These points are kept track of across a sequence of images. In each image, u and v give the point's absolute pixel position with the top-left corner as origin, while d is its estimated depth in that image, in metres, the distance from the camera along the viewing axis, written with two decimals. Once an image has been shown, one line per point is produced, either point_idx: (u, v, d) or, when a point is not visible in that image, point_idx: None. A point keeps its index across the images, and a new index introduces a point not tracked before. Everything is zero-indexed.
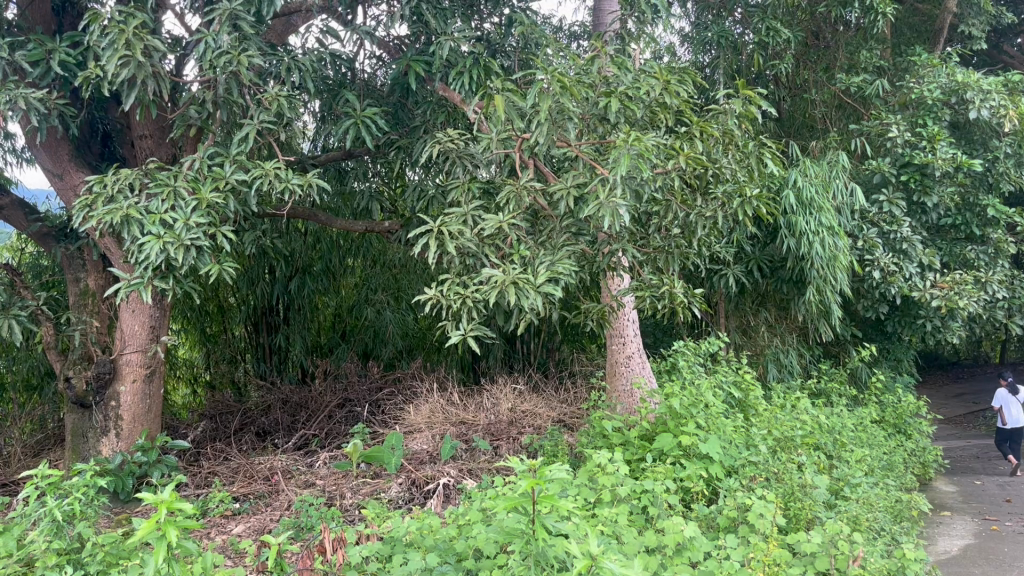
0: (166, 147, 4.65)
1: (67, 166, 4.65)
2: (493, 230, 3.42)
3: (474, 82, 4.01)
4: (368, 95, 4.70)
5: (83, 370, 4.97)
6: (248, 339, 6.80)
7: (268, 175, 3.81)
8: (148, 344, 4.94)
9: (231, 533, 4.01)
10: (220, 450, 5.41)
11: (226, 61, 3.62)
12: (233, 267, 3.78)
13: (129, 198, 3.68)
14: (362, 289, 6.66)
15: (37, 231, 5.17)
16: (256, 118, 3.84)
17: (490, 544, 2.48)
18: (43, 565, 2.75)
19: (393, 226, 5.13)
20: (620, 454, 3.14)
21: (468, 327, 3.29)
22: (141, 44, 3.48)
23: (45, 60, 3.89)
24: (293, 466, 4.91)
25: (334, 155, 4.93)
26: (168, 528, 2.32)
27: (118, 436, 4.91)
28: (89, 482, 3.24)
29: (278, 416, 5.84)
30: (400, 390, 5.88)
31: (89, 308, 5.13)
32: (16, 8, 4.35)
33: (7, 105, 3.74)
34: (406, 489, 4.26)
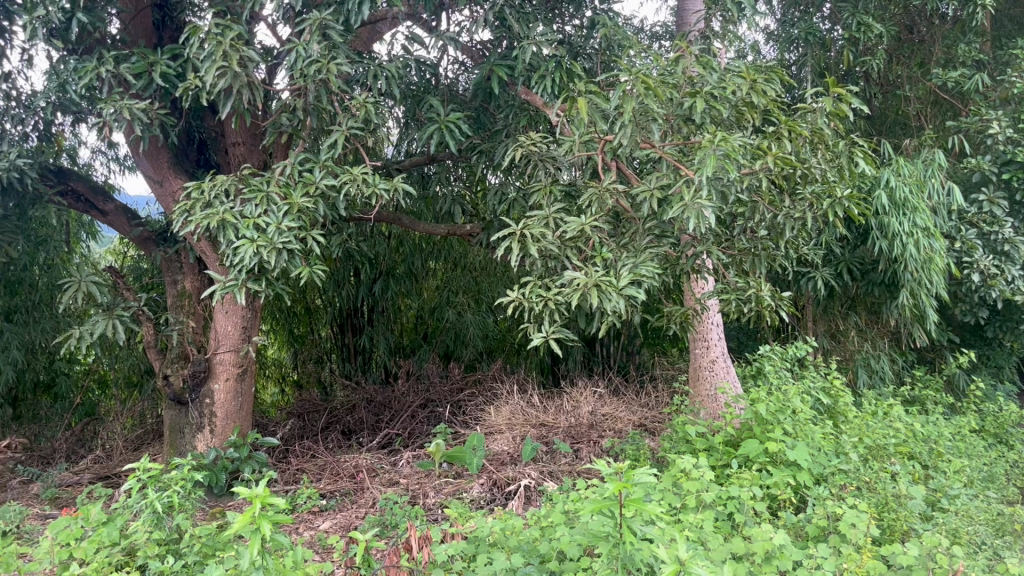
0: (257, 154, 4.82)
1: (166, 173, 4.86)
2: (575, 232, 3.42)
3: (557, 85, 4.01)
4: (451, 100, 4.76)
5: (181, 368, 5.12)
6: (334, 339, 6.95)
7: (356, 180, 3.91)
8: (240, 344, 5.11)
9: (319, 529, 4.12)
10: (308, 449, 5.56)
11: (316, 69, 3.72)
12: (322, 270, 3.89)
13: (225, 203, 3.83)
14: (443, 291, 6.74)
15: (138, 235, 5.43)
16: (344, 124, 3.94)
17: (573, 547, 2.49)
18: (145, 555, 2.89)
19: (474, 229, 5.17)
20: (705, 460, 3.10)
21: (550, 330, 3.30)
22: (237, 55, 3.61)
23: (147, 72, 4.09)
24: (378, 464, 5.01)
25: (418, 159, 5.02)
26: (261, 523, 2.39)
27: (212, 433, 5.12)
28: (186, 476, 3.37)
29: (363, 415, 5.97)
30: (481, 392, 5.94)
31: (186, 309, 5.35)
32: (120, 24, 4.58)
33: (114, 116, 3.94)
34: (488, 490, 4.28)
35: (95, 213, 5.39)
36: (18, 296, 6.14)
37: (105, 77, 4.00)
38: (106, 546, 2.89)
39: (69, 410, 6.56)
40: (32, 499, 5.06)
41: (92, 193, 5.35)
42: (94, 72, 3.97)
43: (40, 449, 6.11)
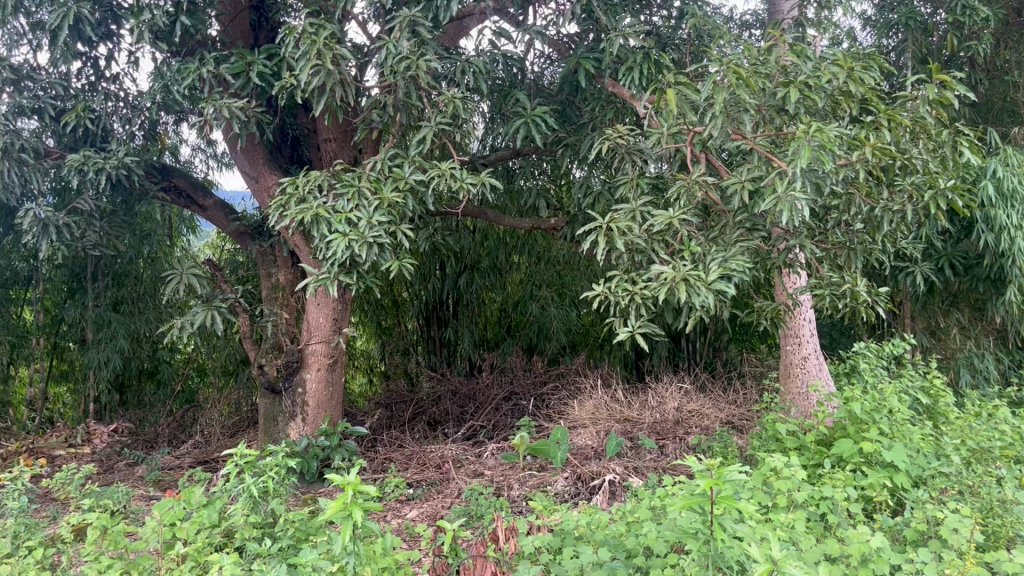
0: (348, 150, 4.94)
1: (262, 169, 5.04)
2: (663, 226, 3.38)
3: (645, 77, 3.96)
4: (538, 94, 4.77)
5: (275, 358, 5.37)
6: (420, 332, 7.05)
7: (444, 175, 3.95)
8: (331, 335, 5.26)
9: (406, 517, 4.21)
10: (395, 438, 5.68)
11: (406, 65, 3.78)
12: (411, 264, 3.97)
13: (319, 199, 3.95)
14: (527, 285, 6.74)
15: (236, 229, 5.65)
16: (433, 120, 3.99)
17: (660, 543, 2.47)
18: (243, 537, 3.01)
19: (558, 223, 5.15)
20: (797, 459, 3.03)
21: (637, 325, 3.28)
22: (330, 54, 3.71)
23: (245, 72, 4.24)
24: (463, 455, 5.08)
25: (504, 154, 5.05)
26: (353, 510, 2.45)
27: (304, 421, 5.28)
28: (281, 463, 3.48)
29: (448, 406, 6.05)
30: (565, 385, 5.95)
31: (281, 301, 5.53)
32: (219, 26, 4.75)
33: (214, 115, 4.10)
34: (572, 484, 4.27)
35: (196, 209, 5.63)
36: (125, 287, 6.46)
37: (206, 78, 4.17)
38: (206, 528, 3.02)
39: (171, 397, 6.86)
40: (138, 481, 5.33)
41: (193, 189, 5.59)
42: (195, 72, 4.14)
43: (144, 433, 6.43)
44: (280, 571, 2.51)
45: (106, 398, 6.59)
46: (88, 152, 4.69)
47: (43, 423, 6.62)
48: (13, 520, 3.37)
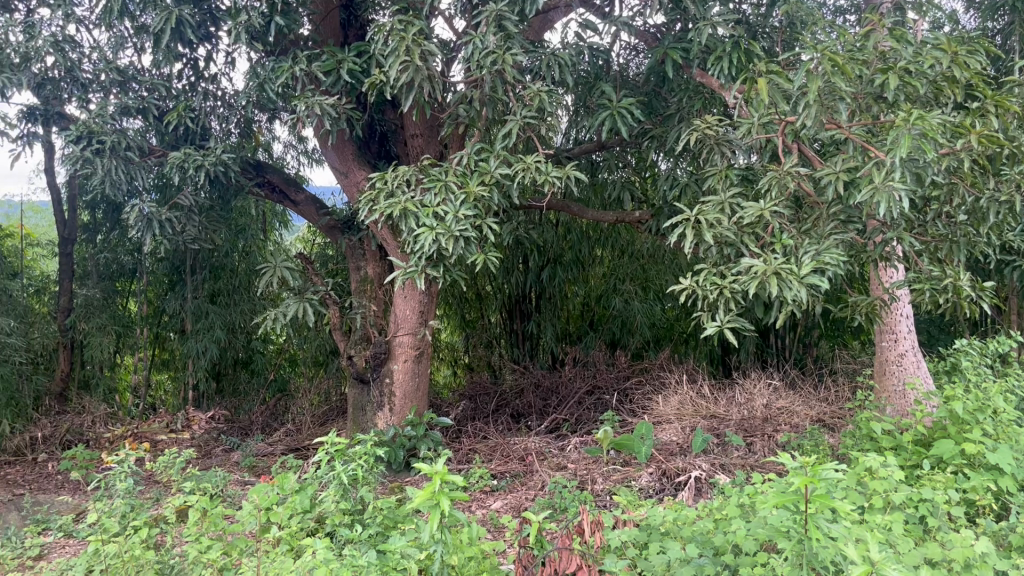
0: (434, 144, 5.00)
1: (351, 164, 5.16)
2: (753, 218, 3.32)
3: (734, 66, 3.87)
4: (623, 86, 4.72)
5: (363, 349, 5.49)
6: (503, 325, 7.08)
7: (530, 168, 3.95)
8: (417, 327, 5.35)
9: (490, 508, 4.25)
10: (479, 430, 5.74)
11: (492, 60, 3.80)
12: (496, 257, 4.00)
13: (407, 193, 4.01)
14: (611, 279, 6.70)
15: (326, 224, 5.80)
16: (519, 114, 4.01)
17: (750, 541, 2.42)
18: (334, 523, 3.09)
19: (644, 216, 5.10)
20: (895, 459, 2.93)
21: (725, 319, 3.22)
22: (419, 50, 3.76)
23: (336, 69, 4.35)
24: (546, 448, 5.09)
25: (588, 147, 5.02)
26: (441, 498, 2.49)
27: (391, 411, 5.38)
28: (369, 451, 3.55)
29: (532, 399, 6.07)
30: (650, 380, 5.89)
31: (369, 294, 5.65)
32: (312, 25, 4.89)
33: (306, 112, 4.22)
34: (657, 479, 4.23)
35: (288, 203, 5.80)
36: (221, 280, 6.72)
37: (299, 76, 4.28)
38: (298, 513, 3.11)
39: (264, 386, 7.10)
40: (234, 466, 5.55)
41: (285, 185, 5.76)
42: (289, 71, 4.26)
43: (240, 421, 6.69)
44: (371, 557, 2.57)
45: (204, 386, 6.84)
46: (189, 150, 4.89)
47: (147, 409, 6.91)
48: (121, 500, 3.55)
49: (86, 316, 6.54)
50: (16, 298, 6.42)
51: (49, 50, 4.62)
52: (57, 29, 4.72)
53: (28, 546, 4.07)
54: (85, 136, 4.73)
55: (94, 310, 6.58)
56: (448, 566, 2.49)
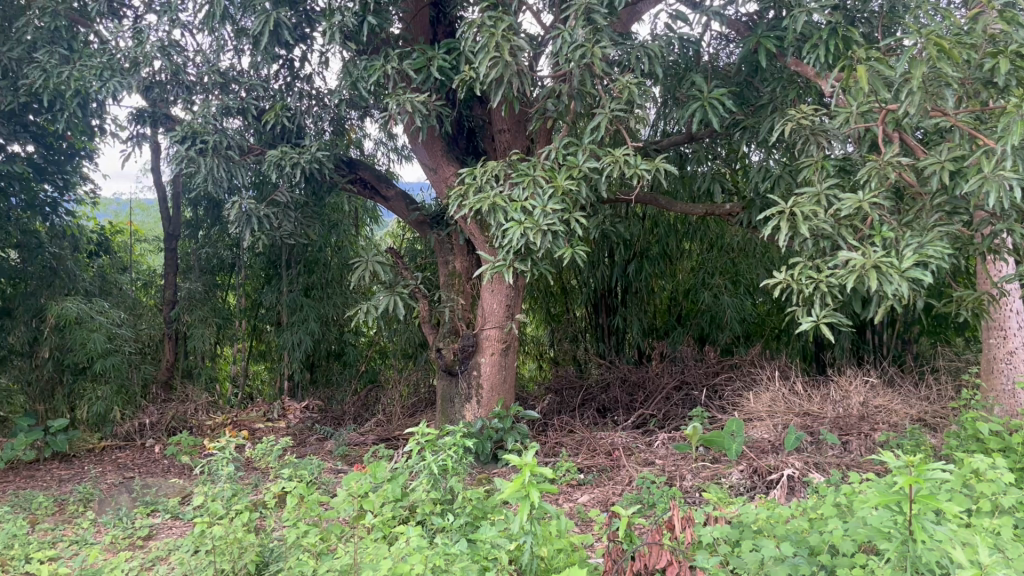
0: (522, 139, 5.02)
1: (440, 160, 5.24)
2: (851, 210, 3.22)
3: (831, 54, 3.75)
4: (714, 77, 4.64)
5: (452, 342, 5.56)
6: (589, 319, 7.04)
7: (618, 161, 3.92)
8: (504, 320, 5.39)
9: (578, 501, 4.26)
10: (566, 423, 5.76)
11: (581, 53, 3.78)
12: (584, 251, 3.99)
13: (496, 188, 4.05)
14: (699, 273, 6.58)
15: (415, 219, 5.90)
16: (608, 106, 3.98)
17: (848, 542, 2.36)
18: (425, 511, 3.15)
19: (734, 209, 5.00)
20: (1004, 461, 2.80)
21: (821, 314, 3.15)
22: (508, 45, 3.79)
23: (427, 66, 4.42)
24: (634, 443, 5.06)
25: (678, 139, 4.95)
26: (530, 490, 2.51)
27: (478, 403, 5.45)
28: (459, 442, 3.61)
29: (618, 393, 6.04)
30: (740, 376, 5.77)
31: (457, 287, 5.73)
32: (402, 23, 4.97)
33: (398, 109, 4.32)
34: (748, 477, 4.15)
35: (379, 199, 5.94)
36: (315, 274, 6.92)
37: (391, 73, 4.37)
38: (391, 501, 3.18)
39: (355, 376, 7.24)
40: (328, 454, 5.73)
41: (377, 180, 5.90)
42: (381, 69, 4.36)
43: (333, 411, 6.87)
44: (463, 546, 2.61)
45: (298, 376, 7.07)
46: (286, 148, 5.06)
47: (245, 398, 7.17)
48: (224, 484, 3.71)
49: (190, 309, 6.86)
50: (125, 291, 6.98)
51: (156, 55, 4.82)
52: (164, 35, 4.93)
53: (138, 526, 4.30)
54: (190, 136, 4.95)
55: (197, 303, 6.89)
56: (538, 557, 2.51)
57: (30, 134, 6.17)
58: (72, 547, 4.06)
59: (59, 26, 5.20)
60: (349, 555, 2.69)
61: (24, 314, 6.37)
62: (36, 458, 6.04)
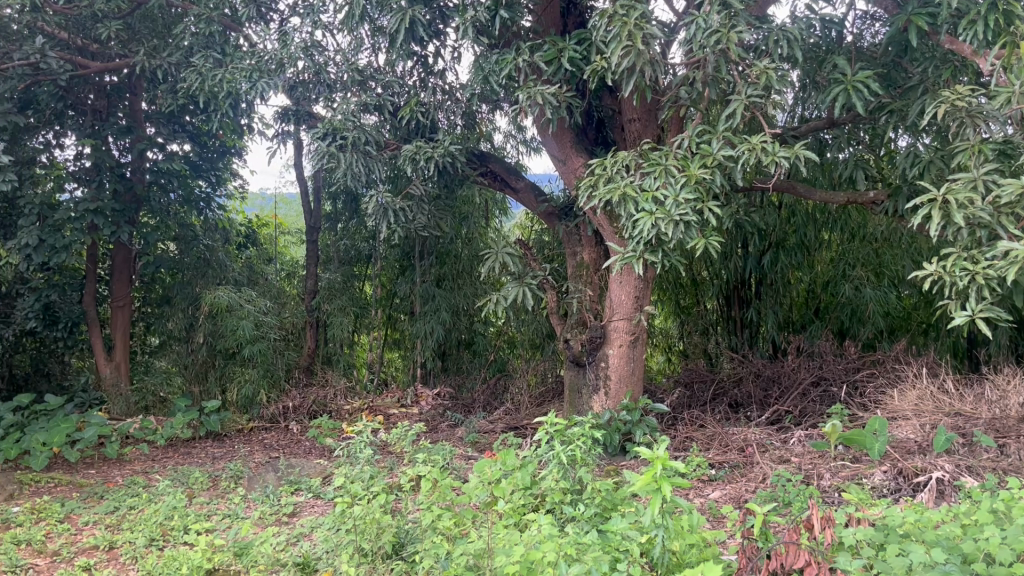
0: (653, 128, 4.95)
1: (569, 152, 5.25)
2: (1013, 197, 3.00)
3: (991, 30, 3.49)
4: (859, 58, 4.42)
5: (579, 333, 5.55)
6: (720, 312, 6.87)
7: (755, 149, 3.79)
8: (633, 312, 5.33)
9: (709, 497, 4.19)
10: (696, 418, 5.68)
11: (716, 39, 3.71)
12: (718, 242, 3.90)
13: (627, 178, 4.03)
14: (839, 264, 6.28)
15: (545, 210, 5.94)
16: (744, 93, 3.85)
17: (1007, 551, 2.23)
18: (554, 500, 3.18)
19: (879, 197, 4.76)
20: None
21: (978, 308, 3.03)
22: (641, 34, 3.75)
23: (557, 57, 4.42)
24: (768, 440, 4.92)
25: (818, 124, 4.75)
26: (662, 483, 2.50)
27: (607, 395, 5.44)
28: (589, 433, 3.61)
29: (752, 388, 5.89)
30: (883, 372, 5.49)
31: (585, 278, 5.71)
32: (533, 16, 4.97)
33: (528, 102, 4.37)
34: (892, 479, 3.96)
35: (510, 191, 6.02)
36: (446, 265, 7.08)
37: (522, 66, 4.42)
38: (521, 489, 3.23)
39: (483, 366, 7.29)
40: (458, 441, 5.87)
41: (507, 173, 5.97)
42: (513, 62, 4.41)
43: (463, 398, 7.00)
44: (594, 536, 2.62)
45: (430, 364, 7.24)
46: (420, 143, 5.19)
47: (380, 384, 7.41)
48: (363, 466, 3.87)
49: (330, 298, 7.19)
50: (270, 281, 7.35)
51: (299, 56, 5.04)
52: (307, 36, 5.16)
53: (284, 504, 4.55)
54: (331, 133, 5.17)
55: (336, 293, 7.21)
56: (670, 551, 2.47)
57: (187, 133, 6.63)
58: (225, 520, 4.34)
59: (213, 31, 5.52)
60: (482, 540, 2.75)
61: (182, 301, 6.97)
62: (192, 436, 6.48)
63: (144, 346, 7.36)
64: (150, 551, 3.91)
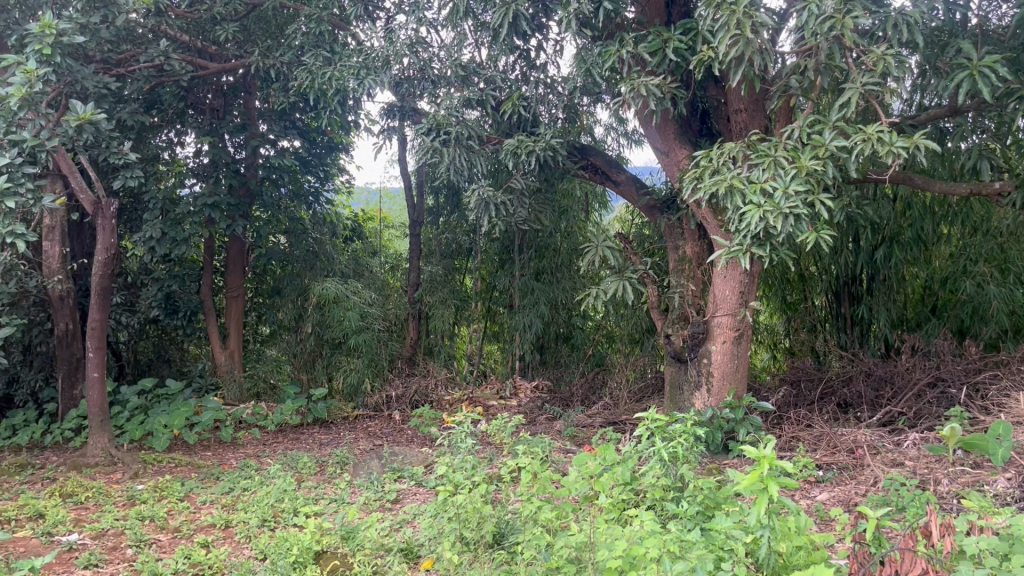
0: (760, 118, 4.80)
1: (673, 143, 5.17)
2: None
3: None
4: (985, 42, 4.18)
5: (680, 328, 5.52)
6: (829, 308, 6.65)
7: (871, 140, 3.64)
8: (737, 308, 5.18)
9: (816, 499, 4.07)
10: (803, 417, 5.51)
11: (830, 26, 3.58)
12: (830, 235, 3.76)
13: (734, 170, 3.96)
14: (959, 259, 5.97)
15: (646, 204, 5.85)
16: (859, 81, 3.69)
17: None
18: (655, 498, 3.14)
19: (1004, 188, 4.50)
20: None
21: None
22: (750, 22, 3.64)
23: (662, 48, 4.36)
24: (879, 442, 4.72)
25: (938, 112, 4.51)
26: (769, 483, 2.43)
27: (709, 392, 5.33)
28: (691, 430, 3.56)
29: (862, 387, 5.67)
30: (1008, 375, 5.17)
31: (687, 273, 5.62)
32: (636, 6, 4.92)
33: (632, 94, 4.33)
34: (1017, 487, 3.74)
35: (611, 185, 5.98)
36: (545, 259, 7.05)
37: (626, 58, 4.38)
38: (621, 484, 3.21)
39: (582, 360, 7.22)
40: (557, 434, 5.90)
41: (608, 166, 5.94)
42: (617, 54, 4.38)
43: (561, 392, 7.01)
44: (698, 534, 2.58)
45: (529, 357, 7.26)
46: (522, 137, 5.23)
47: (480, 376, 7.51)
48: (465, 456, 3.92)
49: (432, 290, 7.34)
50: (375, 273, 7.54)
51: (405, 52, 5.18)
52: (412, 33, 5.26)
53: (388, 490, 4.67)
54: (435, 128, 5.27)
55: (437, 285, 7.36)
56: (775, 553, 2.39)
57: (297, 130, 6.88)
58: (332, 504, 4.49)
59: (322, 30, 5.70)
60: (584, 533, 2.74)
61: (293, 293, 7.27)
62: (301, 422, 6.73)
63: (256, 334, 7.66)
64: (263, 532, 4.09)
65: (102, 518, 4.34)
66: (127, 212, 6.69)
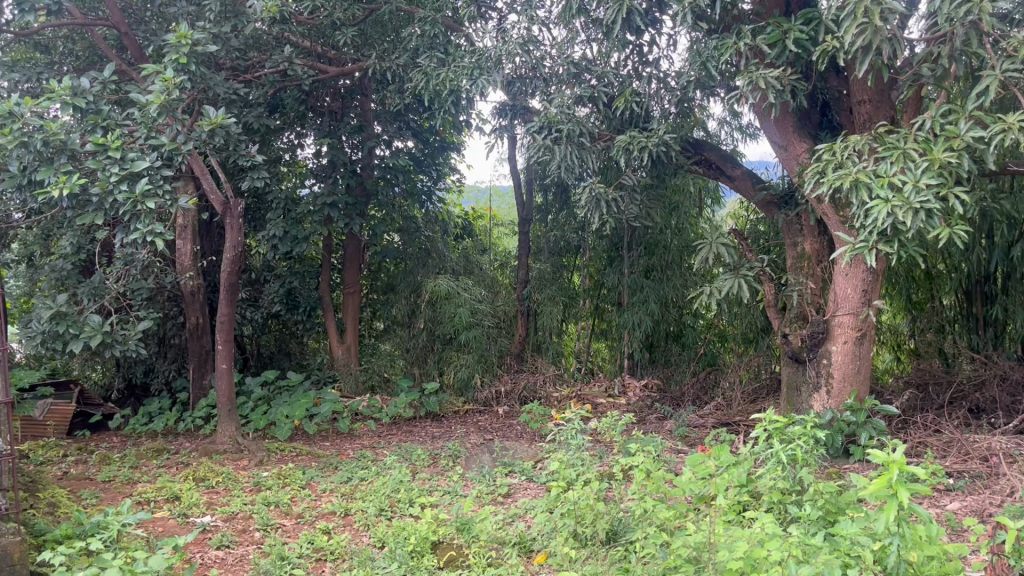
0: (886, 108, 4.60)
1: (791, 137, 5.02)
2: None
3: None
4: None
5: (799, 328, 5.35)
6: (959, 308, 6.30)
7: (1011, 129, 3.44)
8: (860, 307, 4.99)
9: (946, 508, 3.89)
10: (931, 422, 5.26)
11: (966, 10, 3.40)
12: (964, 231, 3.58)
13: (859, 163, 3.81)
14: None
15: (762, 199, 5.71)
16: (999, 67, 3.50)
17: None
18: (772, 500, 3.07)
19: None
20: None
21: None
22: (878, 9, 3.50)
23: (782, 39, 4.26)
24: (1017, 450, 4.46)
25: None
26: (898, 489, 2.30)
27: (829, 393, 5.15)
28: (812, 432, 3.46)
29: (996, 392, 5.37)
30: None
31: (806, 271, 5.46)
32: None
33: (749, 87, 4.23)
34: None
35: (725, 180, 5.86)
36: (655, 257, 6.96)
37: (743, 50, 4.29)
38: (737, 486, 3.14)
39: (693, 360, 7.05)
40: (668, 433, 5.84)
41: (723, 161, 5.83)
42: (734, 47, 4.30)
43: (672, 391, 6.91)
44: (822, 539, 2.51)
45: (638, 355, 7.19)
46: (634, 133, 5.19)
47: (589, 374, 7.50)
48: (576, 453, 3.92)
49: (540, 287, 7.37)
50: (485, 270, 7.65)
51: (517, 50, 5.17)
52: (525, 32, 5.28)
53: (500, 484, 4.73)
54: (547, 126, 5.32)
55: (546, 283, 7.36)
56: (905, 562, 2.30)
57: (411, 130, 7.07)
58: (446, 496, 4.59)
59: (437, 32, 5.82)
60: (701, 533, 2.70)
61: (405, 289, 7.42)
62: (414, 415, 6.90)
63: (371, 330, 7.90)
64: (380, 520, 4.22)
65: (232, 502, 4.58)
66: (252, 212, 7.03)
